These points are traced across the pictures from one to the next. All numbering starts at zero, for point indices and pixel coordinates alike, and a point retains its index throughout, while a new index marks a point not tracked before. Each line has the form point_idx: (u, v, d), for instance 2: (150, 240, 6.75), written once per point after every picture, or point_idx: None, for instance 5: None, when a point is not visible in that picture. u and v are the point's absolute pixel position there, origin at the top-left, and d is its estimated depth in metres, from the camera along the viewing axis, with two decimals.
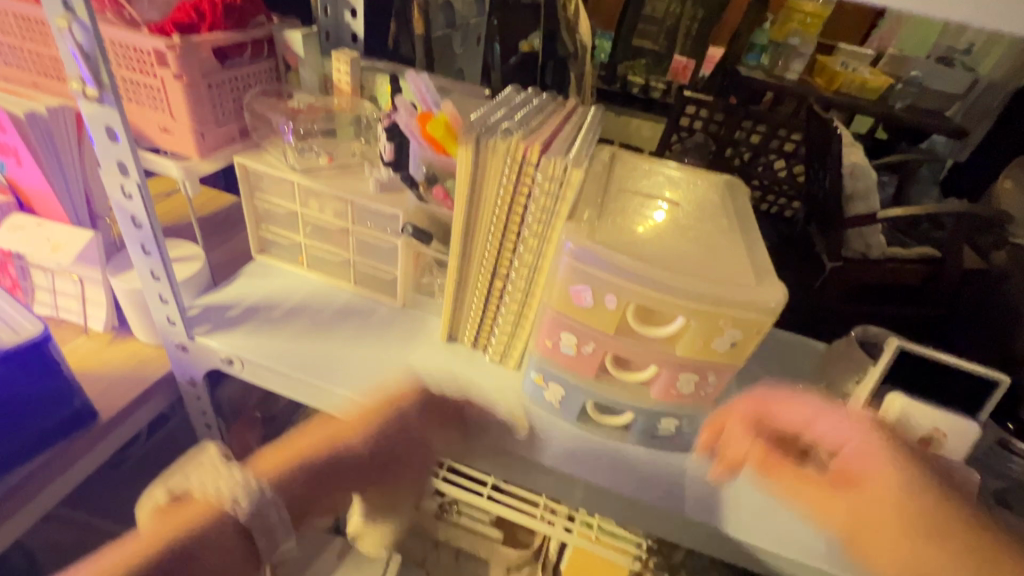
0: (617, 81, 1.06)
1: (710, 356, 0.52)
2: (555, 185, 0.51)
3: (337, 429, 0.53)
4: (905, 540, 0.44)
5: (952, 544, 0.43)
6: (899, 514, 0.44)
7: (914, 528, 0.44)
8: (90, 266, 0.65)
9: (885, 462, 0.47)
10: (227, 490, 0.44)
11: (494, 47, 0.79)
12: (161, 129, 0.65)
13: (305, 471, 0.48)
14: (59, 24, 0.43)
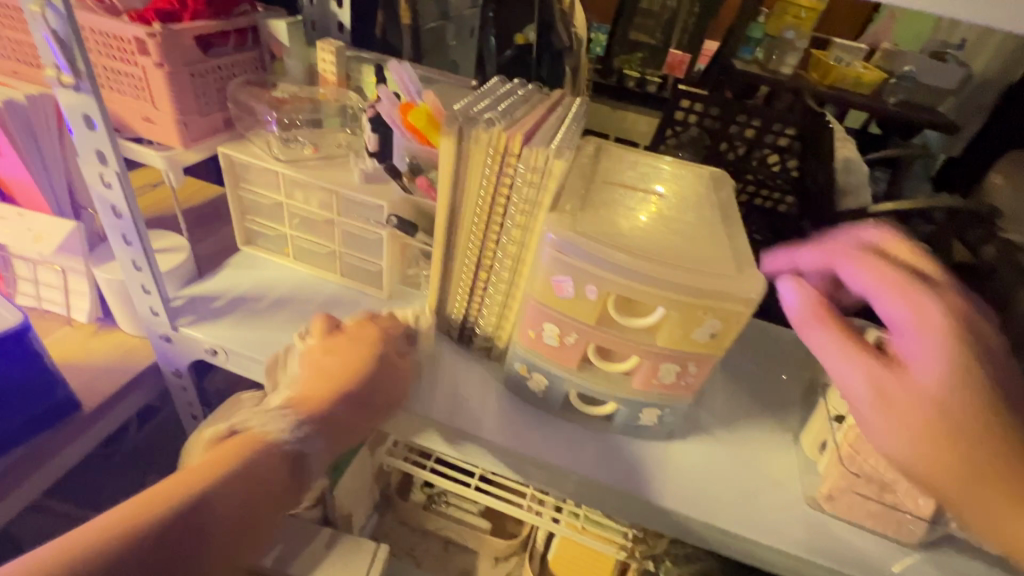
0: (613, 74, 1.06)
1: (691, 346, 0.52)
2: (538, 176, 0.51)
3: (335, 363, 0.59)
4: (909, 419, 0.38)
5: (1001, 457, 0.36)
6: (948, 410, 0.37)
7: (963, 437, 0.36)
8: (72, 257, 0.64)
9: (943, 363, 0.38)
10: (273, 428, 0.54)
11: (489, 38, 0.79)
12: (144, 119, 0.65)
13: (333, 410, 0.56)
14: (33, 9, 0.42)
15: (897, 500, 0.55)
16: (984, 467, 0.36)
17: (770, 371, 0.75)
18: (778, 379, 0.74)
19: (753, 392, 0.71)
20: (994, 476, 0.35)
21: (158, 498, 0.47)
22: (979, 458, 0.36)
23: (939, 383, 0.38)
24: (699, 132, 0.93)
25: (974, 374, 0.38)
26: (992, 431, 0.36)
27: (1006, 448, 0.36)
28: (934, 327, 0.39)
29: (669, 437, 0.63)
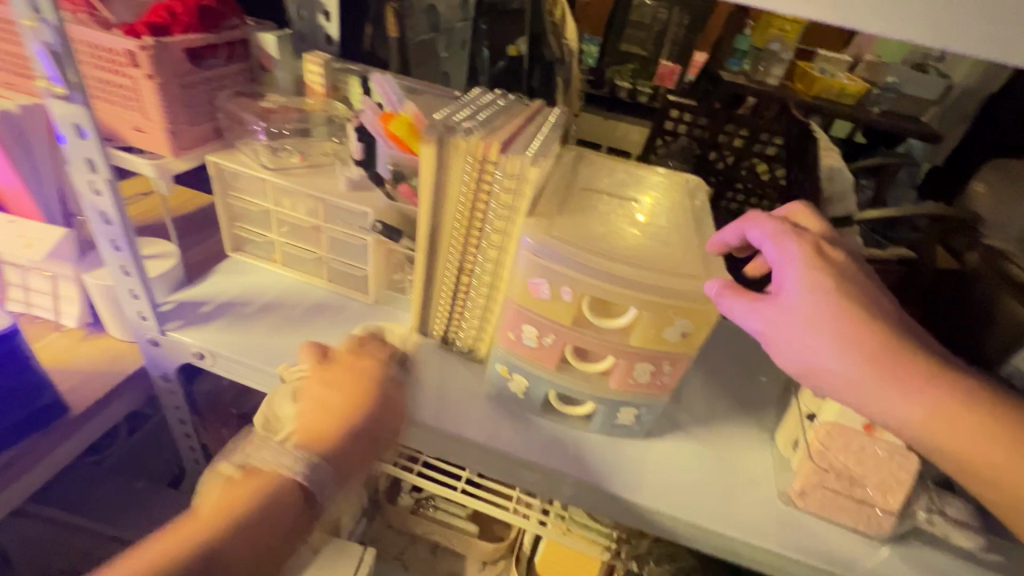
0: (605, 87, 1.10)
1: (663, 345, 0.54)
2: (514, 182, 0.53)
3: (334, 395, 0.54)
4: (796, 333, 0.42)
5: (870, 342, 0.40)
6: (819, 316, 0.41)
7: (837, 338, 0.41)
8: (63, 263, 0.66)
9: (804, 286, 0.43)
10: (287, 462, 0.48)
11: (483, 50, 0.82)
12: (134, 129, 0.66)
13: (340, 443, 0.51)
14: (28, 23, 0.44)
15: (865, 494, 0.57)
16: (858, 362, 0.40)
17: (748, 373, 0.77)
18: (756, 381, 0.75)
19: (730, 393, 0.73)
20: (869, 358, 0.40)
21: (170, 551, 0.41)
22: (853, 347, 0.40)
23: (807, 299, 0.42)
24: (689, 141, 0.97)
25: (833, 277, 0.43)
26: (858, 321, 0.41)
27: (869, 335, 0.40)
28: (797, 257, 0.45)
29: (647, 436, 0.64)
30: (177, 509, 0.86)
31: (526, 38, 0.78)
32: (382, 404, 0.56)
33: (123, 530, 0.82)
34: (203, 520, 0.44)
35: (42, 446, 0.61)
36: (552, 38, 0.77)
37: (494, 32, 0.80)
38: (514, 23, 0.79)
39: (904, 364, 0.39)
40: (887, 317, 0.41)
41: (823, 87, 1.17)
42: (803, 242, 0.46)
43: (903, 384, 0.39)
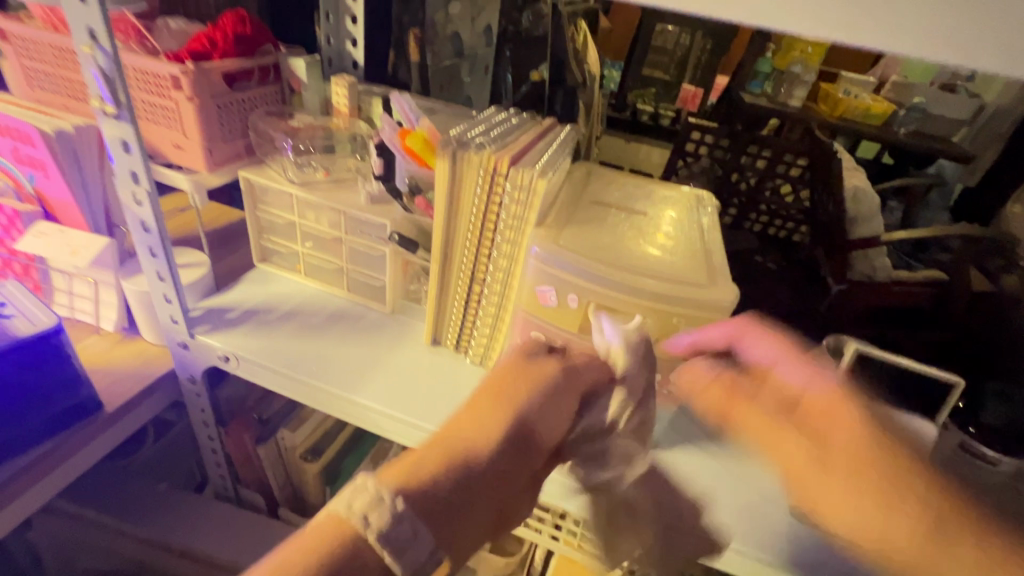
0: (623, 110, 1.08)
1: (670, 354, 0.55)
2: (524, 193, 0.55)
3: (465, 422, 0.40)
4: (817, 471, 0.39)
5: (887, 487, 0.36)
6: (845, 451, 0.38)
7: (852, 475, 0.37)
8: (104, 270, 0.70)
9: (839, 411, 0.41)
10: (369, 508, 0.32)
11: (506, 75, 0.88)
12: (174, 147, 0.71)
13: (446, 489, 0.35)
14: (86, 49, 0.49)
15: None
16: (876, 500, 0.36)
17: None
18: None
19: None
20: (885, 502, 0.36)
21: None
22: (867, 490, 0.36)
23: (839, 427, 0.40)
24: (711, 162, 0.96)
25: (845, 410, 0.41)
26: (879, 461, 0.37)
27: (873, 466, 0.37)
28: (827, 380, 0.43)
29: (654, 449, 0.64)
30: (196, 512, 0.88)
31: (548, 65, 0.81)
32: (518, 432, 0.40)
33: (146, 530, 0.84)
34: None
35: (75, 442, 0.65)
36: (573, 65, 0.81)
37: (519, 55, 0.85)
38: (537, 51, 0.82)
39: (919, 505, 0.35)
40: (908, 456, 0.38)
41: (847, 108, 1.19)
42: (811, 367, 0.45)
43: (930, 542, 0.34)
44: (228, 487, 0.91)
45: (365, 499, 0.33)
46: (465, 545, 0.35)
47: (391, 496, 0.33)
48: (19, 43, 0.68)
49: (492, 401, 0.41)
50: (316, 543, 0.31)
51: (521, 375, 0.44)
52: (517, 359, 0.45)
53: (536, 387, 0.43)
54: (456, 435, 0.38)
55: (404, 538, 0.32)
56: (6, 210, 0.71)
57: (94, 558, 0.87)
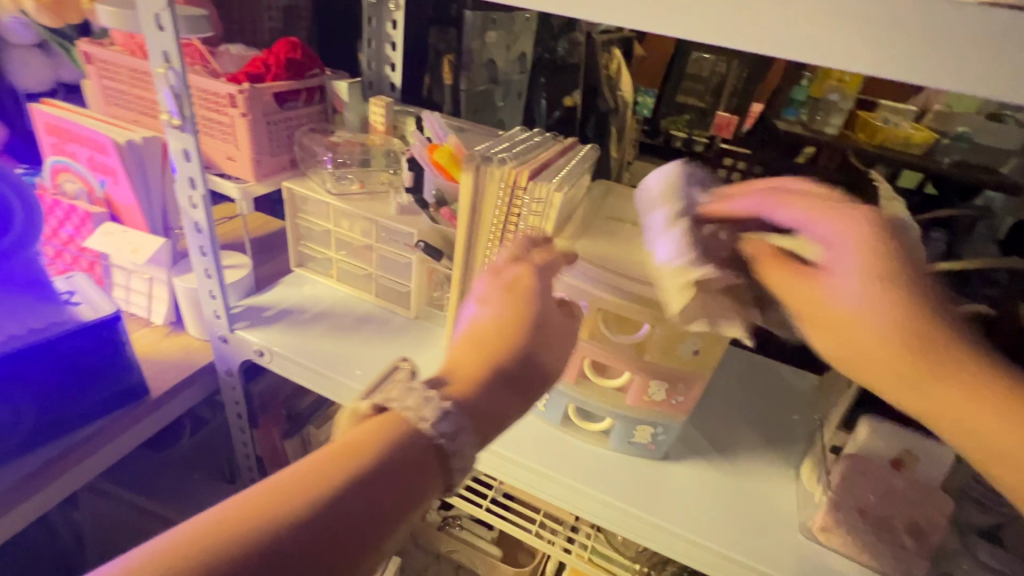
0: (661, 135, 0.97)
1: (678, 364, 0.57)
2: (542, 206, 0.58)
3: (490, 328, 0.48)
4: (834, 320, 0.38)
5: (904, 334, 0.35)
6: (859, 304, 0.36)
7: (863, 318, 0.36)
8: (159, 268, 0.77)
9: (860, 270, 0.36)
10: (421, 407, 0.38)
11: (540, 100, 0.91)
12: (227, 158, 0.78)
13: (481, 392, 0.42)
14: (160, 70, 0.56)
15: (895, 535, 0.54)
16: (890, 353, 0.35)
17: (780, 409, 0.74)
18: (787, 418, 0.72)
19: (762, 426, 0.71)
20: (900, 349, 0.35)
21: (311, 487, 0.32)
22: (881, 339, 0.35)
23: (855, 282, 0.36)
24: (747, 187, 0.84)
25: (850, 263, 0.37)
26: (901, 314, 0.35)
27: (863, 306, 0.36)
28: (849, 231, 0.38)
29: (664, 459, 0.64)
30: None
31: (581, 90, 0.87)
32: (538, 333, 0.49)
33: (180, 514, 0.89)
34: (324, 466, 0.33)
35: (123, 423, 0.69)
36: (606, 91, 0.88)
37: (552, 85, 0.90)
38: (570, 77, 0.88)
39: (905, 344, 0.35)
40: (927, 305, 0.35)
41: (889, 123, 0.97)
42: (838, 211, 0.39)
43: (930, 383, 0.35)
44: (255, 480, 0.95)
45: (395, 398, 0.39)
46: (501, 419, 0.42)
47: (423, 390, 0.39)
48: (101, 65, 0.77)
49: (474, 346, 0.47)
50: (369, 432, 0.36)
51: (499, 305, 0.50)
52: (500, 289, 0.51)
53: (517, 301, 0.50)
54: (458, 364, 0.45)
55: (450, 430, 0.37)
56: (78, 211, 0.78)
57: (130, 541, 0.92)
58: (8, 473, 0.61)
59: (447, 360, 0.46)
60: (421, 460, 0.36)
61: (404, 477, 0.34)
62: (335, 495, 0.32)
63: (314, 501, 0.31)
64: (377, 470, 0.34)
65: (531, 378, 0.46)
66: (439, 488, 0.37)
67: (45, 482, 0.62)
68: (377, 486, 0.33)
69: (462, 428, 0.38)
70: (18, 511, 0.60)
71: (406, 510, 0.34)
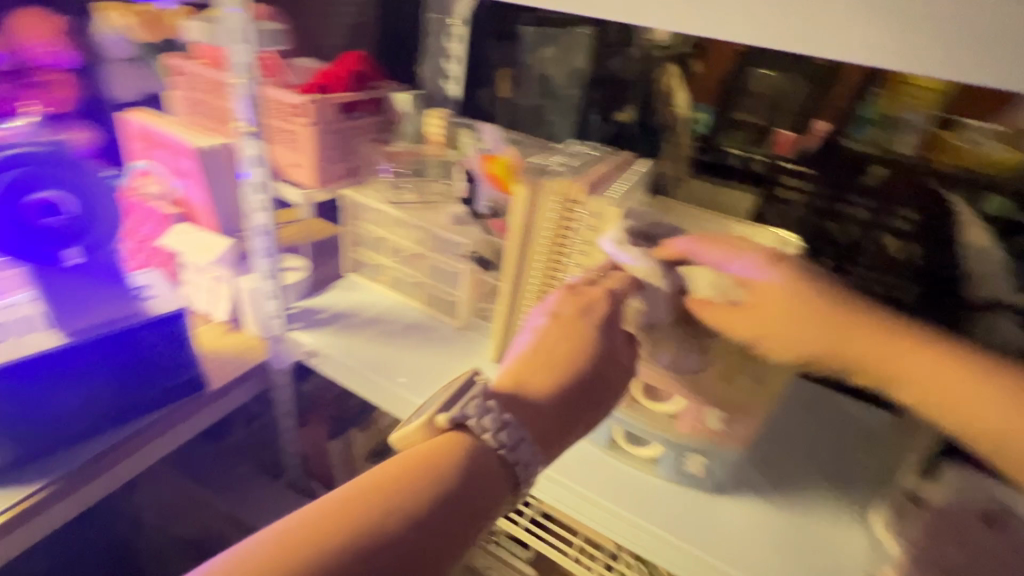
0: (716, 153, 0.81)
1: (736, 390, 0.54)
2: (597, 220, 0.57)
3: (554, 344, 0.47)
4: (783, 327, 0.48)
5: (829, 322, 0.47)
6: (792, 311, 0.48)
7: (799, 318, 0.47)
8: (225, 268, 0.81)
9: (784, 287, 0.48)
10: (490, 426, 0.38)
11: (591, 116, 0.86)
12: (292, 165, 0.82)
13: (540, 409, 0.42)
14: (239, 80, 0.59)
15: None
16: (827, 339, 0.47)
17: (846, 447, 0.68)
18: (854, 457, 0.66)
19: (828, 464, 0.65)
20: (831, 333, 0.47)
21: (377, 504, 0.33)
22: (818, 331, 0.47)
23: (784, 296, 0.48)
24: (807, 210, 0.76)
25: (800, 311, 0.47)
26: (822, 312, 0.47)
27: (794, 313, 0.47)
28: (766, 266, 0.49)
29: (717, 491, 0.60)
30: None
31: (637, 106, 0.82)
32: (603, 354, 0.47)
33: None
34: (388, 485, 0.34)
35: (180, 414, 0.72)
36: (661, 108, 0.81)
37: (605, 100, 0.85)
38: (623, 92, 0.83)
39: (829, 325, 0.47)
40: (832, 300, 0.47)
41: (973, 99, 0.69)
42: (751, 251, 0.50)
43: (867, 347, 0.45)
44: (299, 478, 0.97)
45: (471, 414, 0.39)
46: (553, 436, 0.42)
47: (485, 400, 0.40)
48: (185, 77, 0.83)
49: (538, 362, 0.45)
50: (437, 446, 0.38)
51: (571, 324, 0.48)
52: (574, 309, 0.49)
53: (587, 326, 0.48)
54: (523, 379, 0.44)
55: (514, 442, 0.38)
56: (158, 213, 0.84)
57: (181, 527, 0.96)
58: (80, 452, 0.64)
59: (508, 373, 0.45)
60: (489, 470, 0.37)
61: (468, 501, 0.35)
62: (415, 505, 0.33)
63: (398, 516, 0.33)
64: (442, 497, 0.34)
65: (596, 391, 0.46)
66: (509, 493, 0.38)
67: (112, 462, 0.66)
68: (440, 509, 0.34)
69: (524, 438, 0.39)
70: (89, 487, 0.65)
71: (482, 516, 0.36)
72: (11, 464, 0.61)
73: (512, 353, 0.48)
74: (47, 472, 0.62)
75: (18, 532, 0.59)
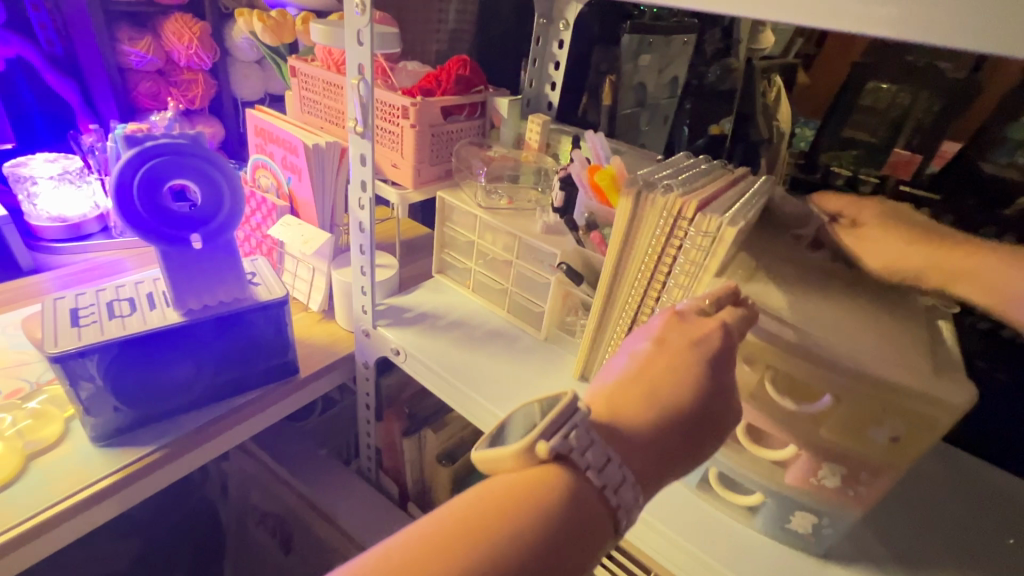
0: (820, 172, 0.70)
1: (866, 448, 0.46)
2: (708, 240, 0.52)
3: (657, 370, 0.41)
4: (874, 241, 0.52)
5: (916, 234, 0.50)
6: (884, 225, 0.53)
7: (889, 232, 0.52)
8: (322, 260, 0.85)
9: (883, 212, 0.55)
10: (593, 460, 0.35)
11: (682, 127, 0.80)
12: (392, 165, 0.83)
13: (643, 447, 0.38)
14: (353, 82, 0.61)
15: None
16: (912, 246, 0.49)
17: (989, 527, 0.57)
18: (998, 539, 0.55)
19: (966, 545, 0.55)
20: (917, 240, 0.50)
21: (470, 535, 0.31)
22: (905, 239, 0.50)
23: (883, 217, 0.54)
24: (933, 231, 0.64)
25: (888, 223, 0.53)
26: (911, 227, 0.51)
27: (883, 227, 0.53)
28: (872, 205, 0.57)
29: (826, 557, 0.52)
30: (342, 484, 0.96)
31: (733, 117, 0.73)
32: (713, 390, 0.41)
33: (303, 483, 0.96)
34: (482, 515, 0.32)
35: (277, 395, 0.76)
36: (761, 119, 0.71)
37: (697, 111, 0.77)
38: (719, 103, 0.74)
39: (915, 234, 0.50)
40: (921, 224, 0.52)
41: None
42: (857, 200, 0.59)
43: (945, 250, 0.47)
44: (372, 470, 0.99)
45: (574, 446, 0.35)
46: (653, 476, 0.38)
47: (589, 430, 0.37)
48: (302, 79, 0.88)
49: (638, 388, 0.41)
50: (528, 483, 0.34)
51: (677, 357, 0.42)
52: (684, 340, 0.43)
53: (697, 361, 0.41)
54: (619, 408, 0.40)
55: (616, 482, 0.35)
56: (268, 204, 0.89)
57: (263, 500, 1.01)
58: (184, 423, 0.69)
59: (600, 396, 0.41)
60: (589, 508, 0.34)
61: (568, 545, 0.33)
62: (512, 551, 0.31)
63: (492, 559, 0.30)
64: (538, 537, 0.32)
65: (705, 433, 0.40)
66: (608, 531, 0.35)
67: (209, 436, 0.70)
68: (535, 550, 0.31)
69: (627, 478, 0.36)
70: (188, 457, 0.69)
71: (583, 558, 0.33)
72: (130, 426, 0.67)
73: (604, 376, 0.43)
74: (155, 438, 0.67)
75: (129, 490, 0.65)
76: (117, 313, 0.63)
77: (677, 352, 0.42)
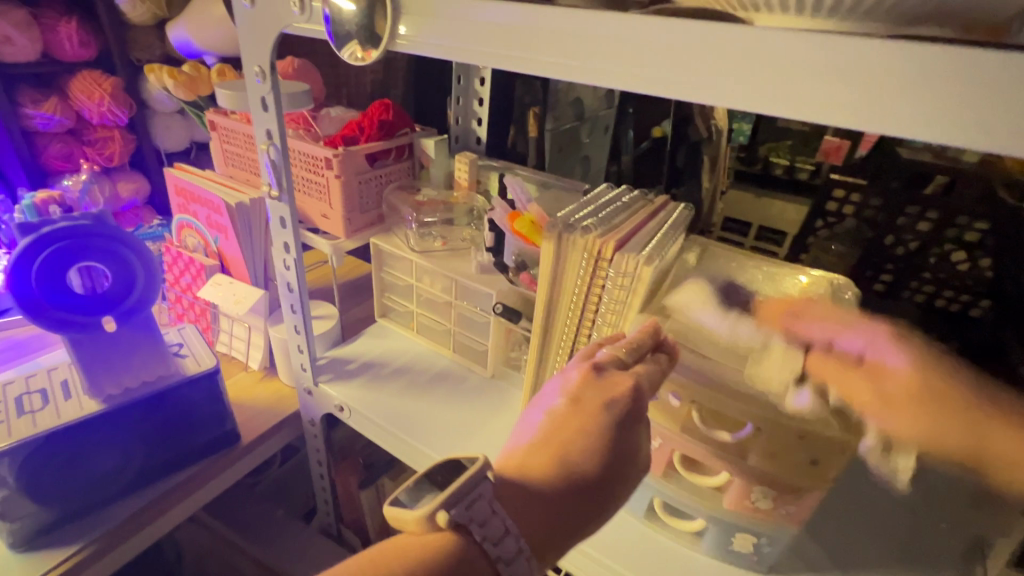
0: (760, 163, 0.73)
1: (789, 471, 0.48)
2: (628, 279, 0.54)
3: (566, 431, 0.41)
4: (912, 414, 0.42)
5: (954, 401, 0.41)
6: (913, 389, 0.42)
7: (926, 401, 0.41)
8: (257, 317, 0.83)
9: (905, 362, 0.43)
10: (494, 530, 0.36)
11: (627, 130, 0.82)
12: (322, 215, 0.82)
13: (540, 515, 0.38)
14: (264, 146, 0.60)
15: None
16: (959, 424, 0.41)
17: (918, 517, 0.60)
18: (928, 528, 0.59)
19: (901, 540, 0.57)
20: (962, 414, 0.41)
21: None
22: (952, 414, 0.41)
23: (901, 365, 0.43)
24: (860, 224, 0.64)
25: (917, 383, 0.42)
26: (942, 390, 0.42)
27: (918, 393, 0.42)
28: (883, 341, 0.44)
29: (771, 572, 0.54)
30: (303, 542, 0.93)
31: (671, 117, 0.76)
32: (619, 448, 0.41)
33: (258, 549, 0.91)
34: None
35: (219, 466, 0.73)
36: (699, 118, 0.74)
37: (640, 116, 0.81)
38: (657, 105, 0.79)
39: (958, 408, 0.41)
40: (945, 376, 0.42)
41: None
42: (863, 329, 0.45)
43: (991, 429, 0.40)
44: (332, 524, 0.96)
45: (475, 517, 0.35)
46: (552, 544, 0.38)
47: (491, 500, 0.36)
48: (222, 132, 0.85)
49: (547, 450, 0.41)
50: (427, 549, 0.35)
51: (588, 419, 0.42)
52: (597, 402, 0.42)
53: (606, 424, 0.41)
54: (527, 470, 0.40)
55: (511, 555, 0.36)
56: (195, 264, 0.86)
57: (220, 572, 0.96)
58: (115, 511, 0.65)
59: (513, 456, 0.41)
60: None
61: None
62: None
63: None
64: None
65: (604, 493, 0.40)
66: None
67: (144, 522, 0.66)
68: None
69: (523, 551, 0.36)
70: (122, 547, 0.65)
71: None
72: (50, 524, 0.62)
73: (521, 431, 0.44)
74: (83, 534, 0.63)
75: None
76: (29, 409, 0.60)
77: (588, 411, 0.42)
